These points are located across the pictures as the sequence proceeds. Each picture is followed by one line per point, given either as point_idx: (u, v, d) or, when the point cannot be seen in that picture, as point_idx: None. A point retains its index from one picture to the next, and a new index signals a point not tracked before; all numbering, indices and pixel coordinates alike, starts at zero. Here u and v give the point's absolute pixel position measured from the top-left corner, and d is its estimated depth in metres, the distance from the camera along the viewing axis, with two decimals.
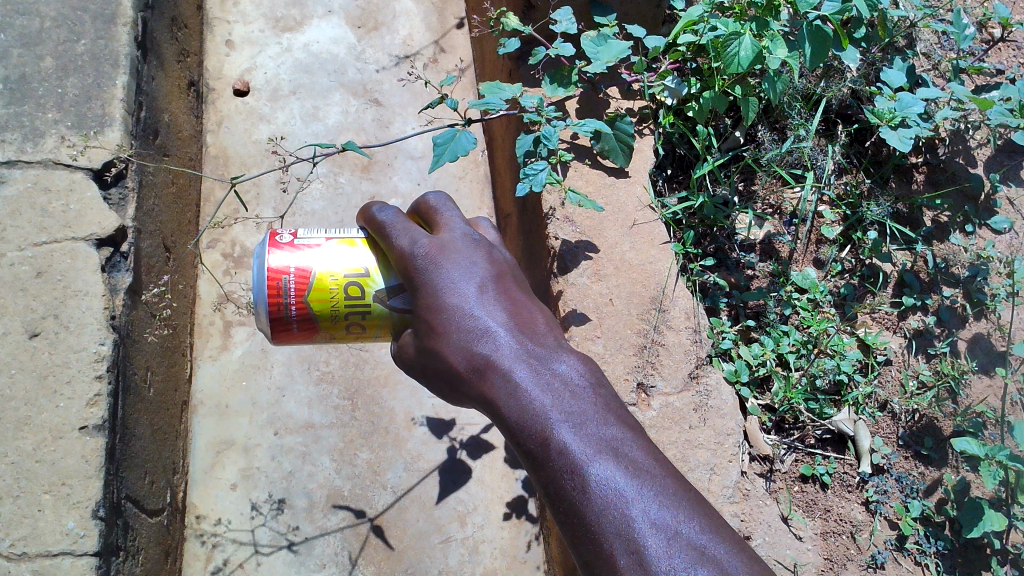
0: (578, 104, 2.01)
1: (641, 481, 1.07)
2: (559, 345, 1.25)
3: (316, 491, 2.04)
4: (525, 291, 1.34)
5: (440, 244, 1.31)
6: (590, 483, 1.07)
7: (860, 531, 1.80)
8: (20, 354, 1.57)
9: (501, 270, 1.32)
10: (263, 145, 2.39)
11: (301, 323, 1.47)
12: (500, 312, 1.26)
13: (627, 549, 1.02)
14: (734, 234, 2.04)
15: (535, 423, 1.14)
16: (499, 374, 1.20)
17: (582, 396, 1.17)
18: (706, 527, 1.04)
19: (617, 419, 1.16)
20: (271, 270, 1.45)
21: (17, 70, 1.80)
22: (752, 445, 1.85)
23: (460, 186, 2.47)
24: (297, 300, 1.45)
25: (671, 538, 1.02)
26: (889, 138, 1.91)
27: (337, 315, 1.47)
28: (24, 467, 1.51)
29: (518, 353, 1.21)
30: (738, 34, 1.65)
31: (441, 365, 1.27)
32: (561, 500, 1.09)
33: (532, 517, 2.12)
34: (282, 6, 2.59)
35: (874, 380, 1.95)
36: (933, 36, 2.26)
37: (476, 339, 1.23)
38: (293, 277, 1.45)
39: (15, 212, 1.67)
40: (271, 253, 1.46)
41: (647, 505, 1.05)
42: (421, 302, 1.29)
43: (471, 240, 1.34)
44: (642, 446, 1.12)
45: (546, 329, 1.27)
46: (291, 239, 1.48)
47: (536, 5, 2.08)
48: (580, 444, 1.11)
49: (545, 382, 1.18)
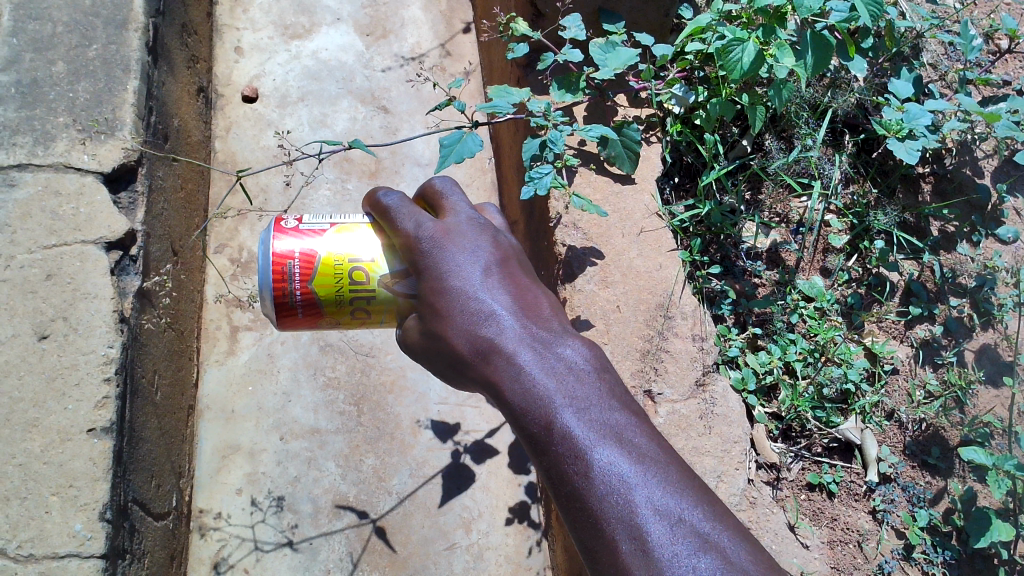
0: (586, 109, 2.02)
1: (645, 467, 1.07)
2: (563, 329, 1.25)
3: (321, 496, 2.03)
4: (529, 275, 1.34)
5: (445, 228, 1.32)
6: (594, 468, 1.07)
7: (867, 540, 1.79)
8: (28, 357, 1.57)
9: (506, 255, 1.33)
10: (271, 151, 2.39)
11: (306, 308, 1.48)
12: (504, 296, 1.26)
13: (629, 535, 1.02)
14: (740, 242, 2.04)
15: (538, 406, 1.14)
16: (503, 357, 1.20)
17: (586, 381, 1.17)
18: (710, 515, 1.04)
19: (620, 404, 1.15)
20: (277, 255, 1.46)
21: (28, 74, 1.81)
22: (759, 454, 1.83)
23: (468, 192, 2.48)
24: (302, 285, 1.46)
25: (675, 525, 1.02)
26: (896, 149, 1.91)
27: (342, 300, 1.48)
28: (31, 469, 1.51)
29: (522, 337, 1.21)
30: (741, 39, 1.66)
31: (444, 348, 1.27)
32: (564, 485, 1.09)
33: (536, 523, 2.11)
34: (291, 13, 2.61)
35: (881, 390, 1.94)
36: (939, 47, 2.28)
37: (480, 323, 1.23)
38: (299, 261, 1.46)
39: (25, 214, 1.67)
40: (276, 238, 1.47)
41: (651, 492, 1.05)
42: (425, 286, 1.29)
43: (475, 224, 1.34)
44: (646, 432, 1.12)
45: (551, 314, 1.28)
46: (297, 225, 1.49)
47: (545, 13, 2.08)
48: (583, 428, 1.11)
49: (549, 365, 1.18)
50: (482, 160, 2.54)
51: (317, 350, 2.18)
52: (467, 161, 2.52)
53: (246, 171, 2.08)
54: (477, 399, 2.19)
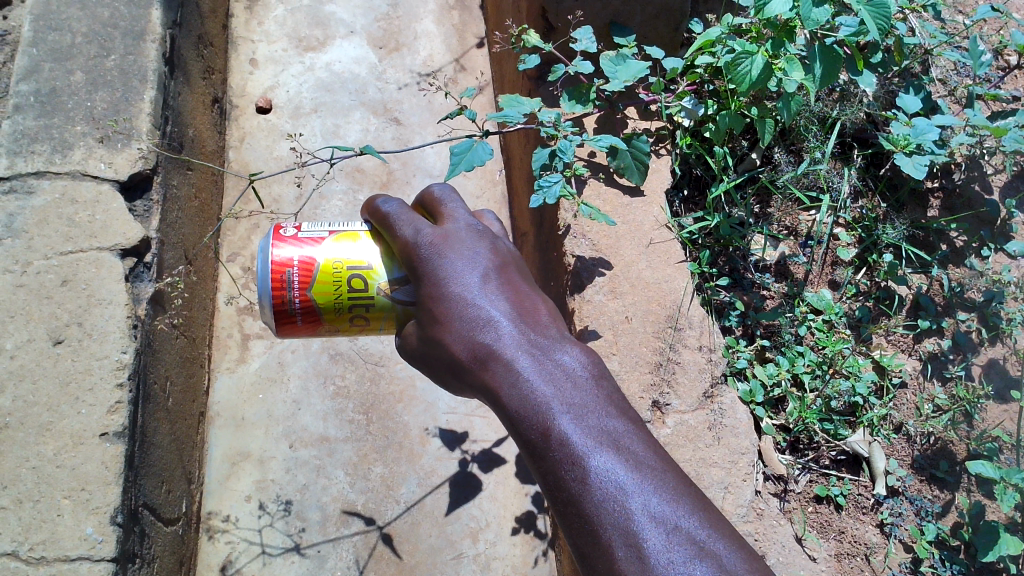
0: (596, 122, 2.04)
1: (641, 474, 1.08)
2: (561, 336, 1.25)
3: (329, 504, 2.04)
4: (528, 282, 1.36)
5: (444, 234, 1.33)
6: (591, 475, 1.08)
7: (875, 553, 1.79)
8: (43, 361, 1.59)
9: (504, 262, 1.34)
10: (284, 161, 2.42)
11: (305, 315, 1.50)
12: (503, 302, 1.27)
13: (624, 542, 1.03)
14: (749, 255, 2.06)
15: (535, 413, 1.15)
16: (501, 363, 1.21)
17: (583, 387, 1.17)
18: (706, 523, 1.05)
19: (618, 411, 1.16)
20: (276, 263, 1.47)
21: (48, 83, 1.84)
22: (767, 465, 1.85)
23: (478, 204, 2.50)
24: (301, 292, 1.48)
25: (671, 532, 1.03)
26: (903, 165, 1.92)
27: (341, 307, 1.50)
28: (45, 472, 1.52)
29: (520, 343, 1.22)
30: (750, 52, 1.67)
31: (443, 354, 1.28)
32: (560, 491, 1.10)
33: (542, 534, 2.11)
34: (306, 26, 2.64)
35: (889, 403, 1.95)
36: (949, 63, 2.29)
37: (478, 329, 1.24)
38: (298, 269, 1.47)
39: (42, 221, 1.70)
40: (275, 246, 1.49)
41: (646, 499, 1.06)
42: (424, 291, 1.31)
43: (474, 231, 1.36)
44: (642, 440, 1.13)
45: (548, 320, 1.28)
46: (295, 233, 1.51)
47: (556, 27, 2.10)
48: (581, 435, 1.12)
49: (548, 372, 1.19)
50: (492, 171, 2.56)
51: (327, 359, 2.20)
52: (477, 173, 2.54)
53: (257, 175, 2.11)
54: (484, 410, 2.20)
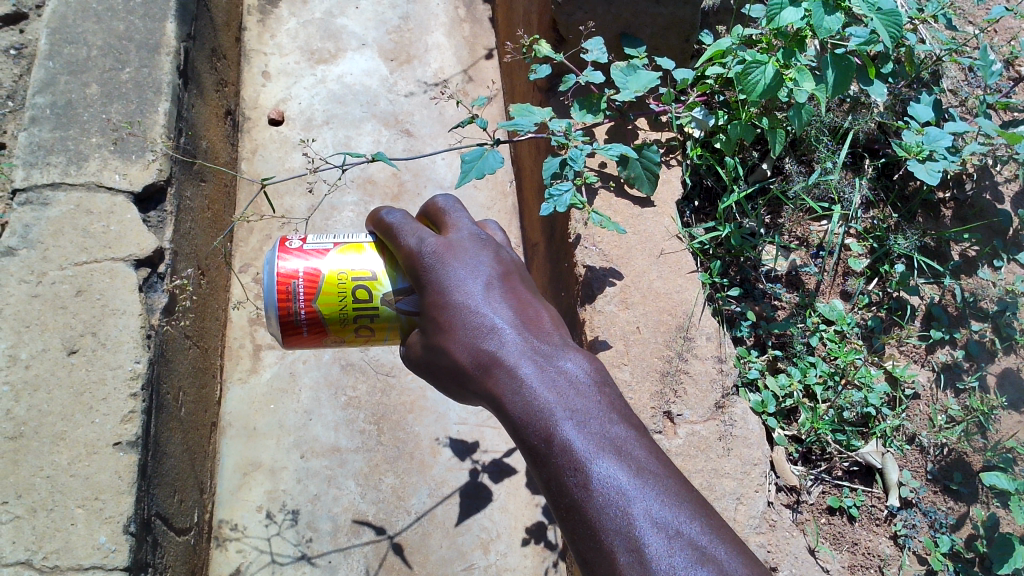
0: (607, 132, 2.05)
1: (643, 480, 1.08)
2: (565, 343, 1.25)
3: (340, 514, 2.04)
4: (532, 289, 1.36)
5: (448, 243, 1.34)
6: (593, 480, 1.08)
7: (889, 566, 1.78)
8: (58, 370, 1.60)
9: (508, 269, 1.35)
10: (296, 172, 2.43)
11: (310, 326, 1.50)
12: (506, 310, 1.27)
13: (627, 548, 1.03)
14: (761, 265, 2.05)
15: (538, 419, 1.15)
16: (504, 370, 1.21)
17: (586, 394, 1.17)
18: (708, 528, 1.05)
19: (620, 418, 1.16)
20: (282, 275, 1.48)
21: (63, 96, 1.86)
22: (779, 475, 1.84)
23: (489, 215, 2.51)
24: (306, 304, 1.48)
25: (673, 538, 1.02)
26: (916, 170, 1.91)
27: (346, 318, 1.50)
28: (59, 481, 1.52)
29: (523, 351, 1.22)
30: (760, 63, 1.68)
31: (448, 362, 1.29)
32: (562, 497, 1.10)
33: (553, 544, 2.10)
34: (318, 39, 2.66)
35: (902, 414, 1.94)
36: (960, 73, 2.29)
37: (482, 336, 1.24)
38: (303, 280, 1.48)
39: (57, 232, 1.71)
40: (281, 258, 1.50)
41: (649, 504, 1.05)
42: (429, 300, 1.31)
43: (478, 240, 1.36)
44: (645, 445, 1.13)
45: (552, 327, 1.28)
46: (301, 244, 1.52)
47: (567, 38, 2.12)
48: (583, 441, 1.11)
49: (550, 379, 1.19)
50: (502, 183, 2.58)
51: (339, 370, 2.21)
52: (488, 184, 2.56)
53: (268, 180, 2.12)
54: (495, 420, 2.20)
